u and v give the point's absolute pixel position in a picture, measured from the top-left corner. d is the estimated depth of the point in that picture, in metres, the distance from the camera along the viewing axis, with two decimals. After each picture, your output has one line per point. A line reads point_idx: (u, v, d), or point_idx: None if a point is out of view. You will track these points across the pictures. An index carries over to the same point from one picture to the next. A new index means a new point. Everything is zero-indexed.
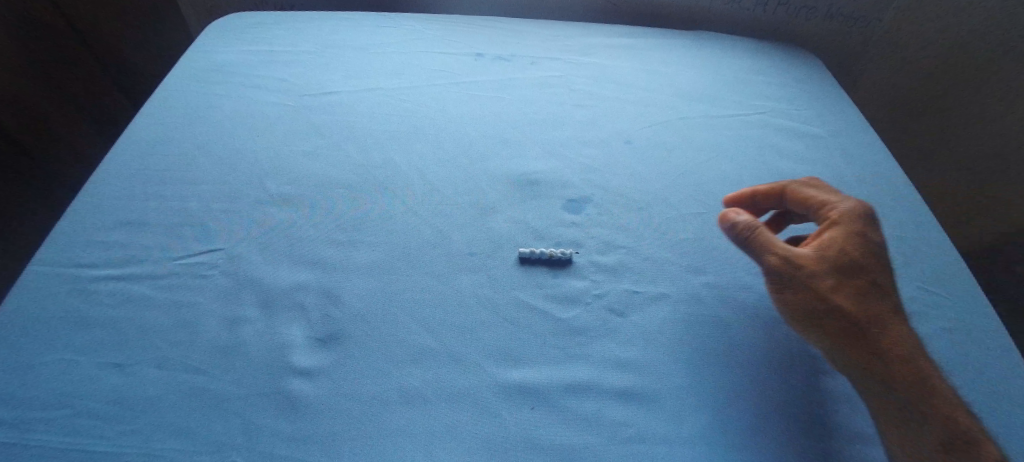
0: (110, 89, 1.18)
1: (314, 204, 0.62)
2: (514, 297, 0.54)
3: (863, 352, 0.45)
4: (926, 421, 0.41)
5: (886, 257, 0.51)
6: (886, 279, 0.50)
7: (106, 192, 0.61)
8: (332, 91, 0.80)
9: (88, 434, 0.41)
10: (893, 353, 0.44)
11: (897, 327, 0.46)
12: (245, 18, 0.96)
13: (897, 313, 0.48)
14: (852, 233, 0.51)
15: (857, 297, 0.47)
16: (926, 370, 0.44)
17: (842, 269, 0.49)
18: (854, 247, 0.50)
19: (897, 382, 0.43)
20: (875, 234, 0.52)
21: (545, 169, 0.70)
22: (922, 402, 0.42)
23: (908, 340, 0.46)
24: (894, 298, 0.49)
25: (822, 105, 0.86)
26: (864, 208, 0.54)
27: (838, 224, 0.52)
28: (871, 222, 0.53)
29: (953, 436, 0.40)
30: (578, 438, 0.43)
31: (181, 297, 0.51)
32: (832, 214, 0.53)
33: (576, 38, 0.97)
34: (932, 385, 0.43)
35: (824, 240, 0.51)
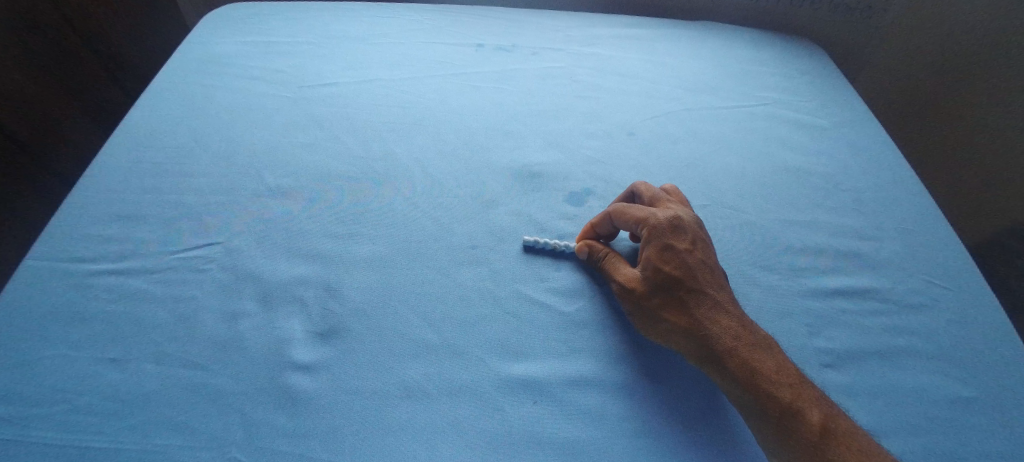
0: (106, 82, 1.16)
1: (312, 197, 0.61)
2: (516, 290, 0.53)
3: (706, 360, 0.45)
4: (775, 424, 0.41)
5: (705, 261, 0.49)
6: (716, 283, 0.48)
7: (102, 185, 0.60)
8: (330, 83, 0.79)
9: (85, 430, 0.40)
10: (735, 358, 0.43)
11: (733, 331, 0.45)
12: (241, 9, 0.94)
13: (735, 314, 0.46)
14: (660, 248, 0.49)
15: (681, 311, 0.47)
16: (764, 369, 0.43)
17: (705, 263, 0.49)
18: (666, 262, 0.48)
19: (751, 386, 0.42)
20: (682, 242, 0.50)
21: (548, 161, 0.69)
22: (769, 403, 0.41)
23: (760, 339, 0.45)
24: (727, 301, 0.47)
25: (828, 95, 0.85)
26: (670, 216, 0.51)
27: (648, 240, 0.50)
28: (681, 230, 0.50)
29: (801, 432, 0.40)
30: (585, 433, 0.42)
31: (178, 291, 0.50)
32: (639, 228, 0.52)
33: (579, 28, 0.96)
34: (776, 386, 0.42)
35: (643, 256, 0.50)
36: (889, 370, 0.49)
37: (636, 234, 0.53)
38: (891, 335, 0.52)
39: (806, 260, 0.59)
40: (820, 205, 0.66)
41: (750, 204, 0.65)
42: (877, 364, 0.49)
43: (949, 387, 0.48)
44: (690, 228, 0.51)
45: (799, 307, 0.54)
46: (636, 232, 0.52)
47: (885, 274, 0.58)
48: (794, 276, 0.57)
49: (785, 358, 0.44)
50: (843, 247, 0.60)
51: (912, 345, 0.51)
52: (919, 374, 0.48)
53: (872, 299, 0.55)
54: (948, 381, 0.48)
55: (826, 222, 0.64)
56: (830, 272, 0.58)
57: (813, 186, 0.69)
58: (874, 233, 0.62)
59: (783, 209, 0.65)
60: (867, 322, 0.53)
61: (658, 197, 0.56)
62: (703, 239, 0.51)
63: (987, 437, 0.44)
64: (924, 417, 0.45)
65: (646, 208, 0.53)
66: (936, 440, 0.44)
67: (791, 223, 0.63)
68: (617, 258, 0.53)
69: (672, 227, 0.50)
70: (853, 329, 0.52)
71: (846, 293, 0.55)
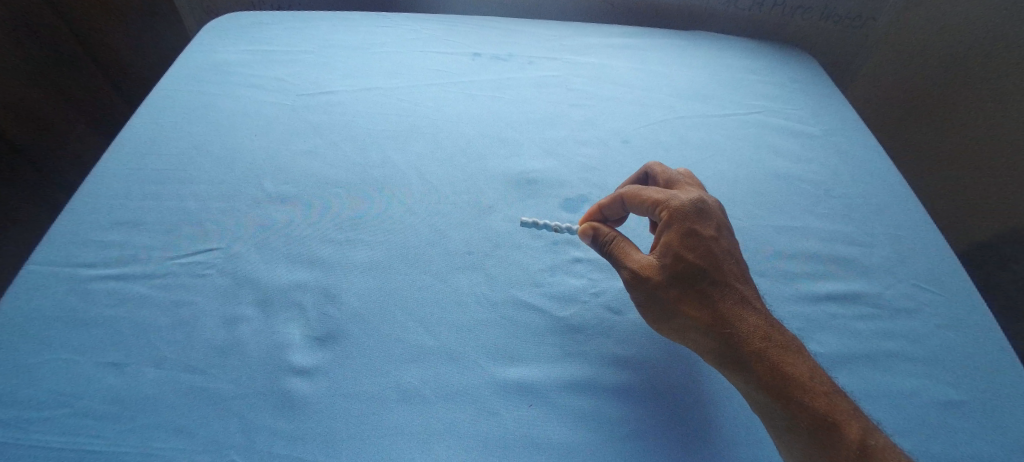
0: (108, 91, 1.17)
1: (312, 205, 0.62)
2: (511, 295, 0.54)
3: (731, 358, 0.44)
4: (806, 430, 0.40)
5: (729, 253, 0.48)
6: (738, 276, 0.48)
7: (107, 192, 0.61)
8: (329, 91, 0.80)
9: (86, 434, 0.41)
10: (764, 359, 0.43)
11: (758, 329, 0.44)
12: (242, 18, 0.96)
13: (760, 311, 0.46)
14: (683, 235, 0.48)
15: (706, 303, 0.46)
16: (795, 374, 0.42)
17: (727, 254, 0.48)
18: (690, 250, 0.47)
19: (779, 389, 0.42)
20: (708, 229, 0.49)
21: (543, 168, 0.70)
22: (800, 408, 0.41)
23: (787, 340, 0.45)
24: (751, 296, 0.47)
25: (817, 103, 0.87)
26: (693, 199, 0.50)
27: (670, 224, 0.49)
28: (704, 217, 0.49)
29: (836, 444, 0.39)
30: (577, 435, 0.43)
31: (179, 296, 0.51)
32: (658, 212, 0.50)
33: (575, 37, 0.97)
34: (811, 392, 0.41)
35: (663, 241, 0.48)
36: (874, 372, 0.50)
37: (652, 217, 0.52)
38: (878, 339, 0.53)
39: (795, 266, 0.60)
40: (809, 212, 0.67)
41: (741, 211, 0.66)
42: (863, 367, 0.50)
43: (932, 389, 0.49)
44: (714, 215, 0.50)
45: (788, 312, 0.55)
46: (653, 214, 0.51)
47: (871, 280, 0.59)
48: (783, 281, 0.58)
49: (813, 361, 0.44)
50: (831, 253, 0.61)
51: (897, 350, 0.52)
52: (903, 377, 0.49)
53: (859, 304, 0.56)
54: (932, 384, 0.49)
55: (814, 229, 0.65)
56: (818, 277, 0.59)
57: (803, 193, 0.70)
58: (861, 239, 0.64)
59: (774, 215, 0.66)
60: (854, 326, 0.54)
61: (674, 179, 0.56)
62: (724, 227, 0.50)
63: (970, 440, 0.45)
64: (908, 419, 0.46)
65: (667, 190, 0.51)
66: (920, 442, 0.45)
67: (781, 229, 0.64)
68: (628, 243, 0.50)
69: (696, 211, 0.49)
70: (840, 334, 0.53)
71: (834, 299, 0.56)
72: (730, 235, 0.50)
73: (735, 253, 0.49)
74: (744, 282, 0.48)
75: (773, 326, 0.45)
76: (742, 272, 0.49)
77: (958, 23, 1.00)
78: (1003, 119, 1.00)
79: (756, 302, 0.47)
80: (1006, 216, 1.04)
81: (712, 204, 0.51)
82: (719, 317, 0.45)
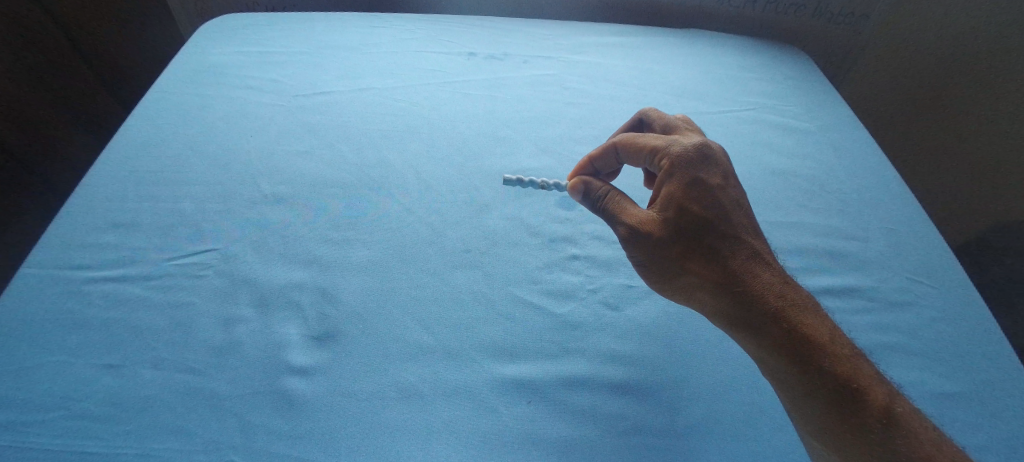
0: (104, 95, 1.17)
1: (309, 205, 0.62)
2: (509, 293, 0.54)
3: (742, 316, 0.44)
4: (826, 394, 0.40)
5: (737, 205, 0.48)
6: (744, 226, 0.48)
7: (103, 194, 0.60)
8: (325, 91, 0.80)
9: (83, 435, 0.40)
10: (779, 318, 0.43)
11: (770, 286, 0.44)
12: (236, 19, 0.95)
13: (773, 268, 0.46)
14: (687, 185, 0.47)
15: (712, 257, 0.46)
16: (812, 336, 0.42)
17: (734, 205, 0.48)
18: (695, 203, 0.47)
19: (796, 350, 0.41)
20: (712, 177, 0.48)
21: (539, 166, 0.70)
22: (813, 363, 0.41)
23: (800, 297, 0.45)
24: (759, 249, 0.47)
25: (810, 99, 0.87)
26: (696, 145, 0.50)
27: (673, 173, 0.48)
28: (710, 167, 0.49)
29: (860, 412, 0.39)
30: (576, 429, 0.43)
31: (177, 297, 0.51)
32: (659, 161, 0.50)
33: (570, 36, 0.98)
34: (828, 352, 0.41)
35: (665, 192, 0.48)
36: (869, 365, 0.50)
37: (652, 166, 0.52)
38: (873, 332, 0.53)
39: (790, 260, 0.60)
40: (804, 207, 0.67)
41: None
42: None
43: (926, 381, 0.49)
44: (718, 162, 0.50)
45: None
46: (654, 163, 0.51)
47: (866, 273, 0.59)
48: None
49: (831, 322, 0.44)
50: (826, 248, 0.62)
51: (892, 343, 0.52)
52: (899, 370, 0.50)
53: (855, 298, 0.56)
54: (928, 376, 0.49)
55: (809, 224, 0.65)
56: (814, 272, 0.59)
57: (798, 188, 0.70)
58: (855, 234, 0.64)
59: (770, 211, 0.66)
60: (850, 320, 0.54)
61: (672, 124, 0.57)
62: (731, 176, 0.50)
63: (967, 432, 0.45)
64: None
65: (667, 137, 0.51)
66: None
67: (776, 224, 0.64)
68: (624, 198, 0.51)
69: (700, 158, 0.49)
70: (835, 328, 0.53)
71: (830, 293, 0.57)
72: (737, 184, 0.50)
73: (742, 203, 0.49)
74: (752, 234, 0.48)
75: (784, 282, 0.45)
76: (751, 224, 0.48)
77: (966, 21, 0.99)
78: (999, 116, 1.00)
79: (766, 256, 0.47)
80: (1004, 206, 1.03)
81: (717, 151, 0.51)
82: (727, 272, 0.45)
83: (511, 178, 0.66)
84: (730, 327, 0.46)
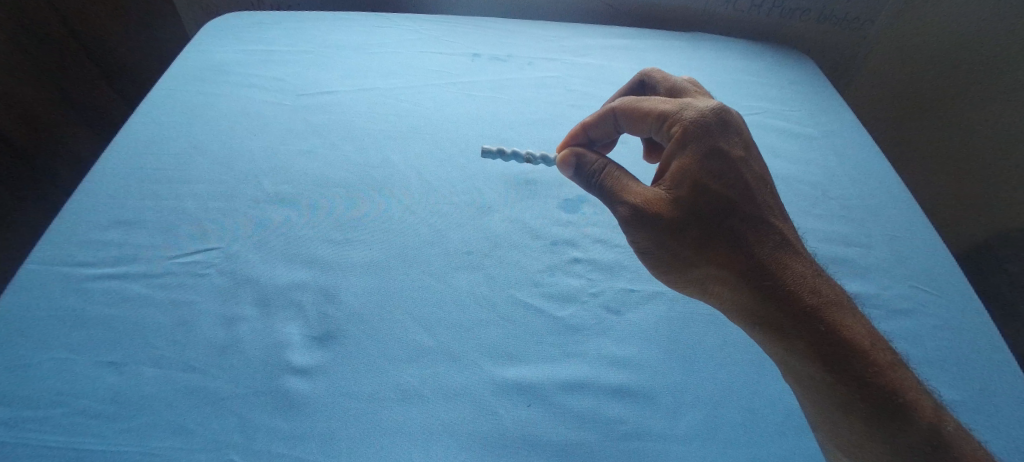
0: (108, 90, 1.16)
1: (313, 205, 0.62)
2: (511, 295, 0.54)
3: (777, 310, 0.43)
4: (868, 403, 0.39)
5: (759, 184, 0.48)
6: (763, 205, 0.47)
7: (106, 191, 0.61)
8: (329, 91, 0.80)
9: (83, 433, 0.40)
10: (813, 316, 0.42)
11: (804, 279, 0.44)
12: (241, 17, 0.96)
13: (804, 259, 0.45)
14: (705, 160, 0.46)
15: (732, 241, 0.45)
16: (853, 339, 0.41)
17: (757, 185, 0.47)
18: (715, 182, 0.46)
19: (834, 353, 0.40)
20: (730, 148, 0.47)
21: (542, 169, 0.71)
22: (850, 365, 0.40)
23: (833, 291, 0.44)
24: (787, 234, 0.47)
25: (813, 105, 0.87)
26: (711, 112, 0.48)
27: (685, 143, 0.46)
28: (731, 142, 0.47)
29: (909, 428, 0.37)
30: (577, 433, 0.43)
31: (178, 296, 0.51)
32: (670, 129, 0.48)
33: (575, 38, 0.98)
34: (867, 357, 0.40)
35: (677, 165, 0.46)
36: None
37: (660, 133, 0.50)
38: None
39: None
40: (806, 213, 0.67)
41: None
42: None
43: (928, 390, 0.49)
44: (734, 131, 0.48)
45: None
46: (663, 132, 0.49)
47: (867, 280, 0.59)
48: None
49: (867, 322, 0.43)
50: (827, 254, 0.62)
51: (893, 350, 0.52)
52: None
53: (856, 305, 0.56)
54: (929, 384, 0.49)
55: (812, 230, 0.65)
56: None
57: (801, 194, 0.70)
58: (858, 240, 0.64)
59: None
60: None
61: (679, 85, 0.57)
62: (750, 151, 0.49)
63: None
64: None
65: (678, 102, 0.49)
66: None
67: None
68: (623, 174, 0.48)
69: (716, 126, 0.47)
70: None
71: None
72: (757, 162, 0.49)
73: (763, 181, 0.48)
74: (777, 218, 0.47)
75: (814, 272, 0.45)
76: (774, 205, 0.48)
77: (971, 34, 0.99)
78: (999, 123, 0.99)
79: (794, 243, 0.46)
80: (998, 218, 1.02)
81: (733, 119, 0.49)
82: (747, 256, 0.45)
83: (490, 148, 0.68)
84: (759, 319, 0.44)
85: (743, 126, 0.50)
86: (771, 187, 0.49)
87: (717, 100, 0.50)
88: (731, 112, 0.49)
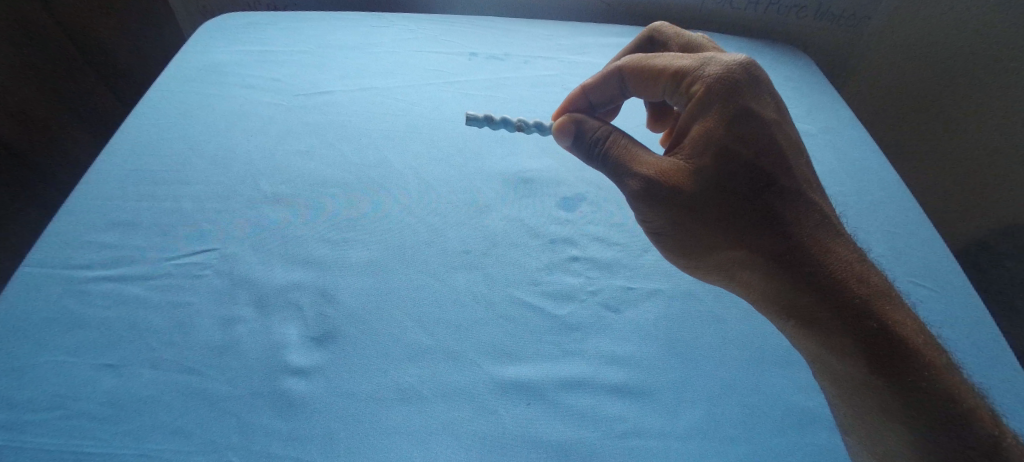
0: (103, 91, 1.16)
1: (310, 205, 0.62)
2: (509, 294, 0.54)
3: (807, 282, 0.43)
4: (898, 379, 0.39)
5: (791, 153, 0.46)
6: (798, 177, 0.46)
7: (103, 192, 0.60)
8: (326, 91, 0.80)
9: (79, 436, 0.40)
10: (844, 288, 0.42)
11: (836, 253, 0.43)
12: (238, 18, 0.95)
13: (837, 233, 0.45)
14: (732, 124, 0.44)
15: (762, 216, 0.44)
16: (884, 311, 0.41)
17: (789, 153, 0.46)
18: (743, 148, 0.44)
19: (865, 325, 0.40)
20: (759, 110, 0.45)
21: (540, 167, 0.71)
22: (879, 337, 0.40)
23: (864, 264, 0.44)
24: (821, 208, 0.46)
25: (811, 101, 0.87)
26: (736, 69, 0.46)
27: (708, 104, 0.45)
28: (760, 103, 0.46)
29: (937, 405, 0.38)
30: (576, 432, 0.43)
31: (174, 297, 0.51)
32: (690, 88, 0.47)
33: (572, 37, 0.98)
34: (898, 329, 0.40)
35: (699, 128, 0.45)
36: None
37: (679, 92, 0.48)
38: None
39: None
40: None
41: None
42: None
43: None
44: (763, 90, 0.47)
45: None
46: (683, 91, 0.48)
47: None
48: None
49: (896, 294, 0.43)
50: None
51: None
52: None
53: None
54: None
55: None
56: None
57: None
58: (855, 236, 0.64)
59: None
60: None
61: (693, 42, 0.57)
62: (780, 116, 0.47)
63: None
64: None
65: (699, 58, 0.47)
66: None
67: None
68: (634, 144, 0.47)
69: (742, 84, 0.45)
70: None
71: None
72: (787, 126, 0.48)
73: (795, 149, 0.47)
74: (811, 190, 0.46)
75: (846, 246, 0.45)
76: (808, 177, 0.47)
77: (967, 32, 0.99)
78: (1001, 116, 0.99)
79: (828, 216, 0.46)
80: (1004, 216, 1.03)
81: (759, 76, 0.47)
82: (778, 233, 0.44)
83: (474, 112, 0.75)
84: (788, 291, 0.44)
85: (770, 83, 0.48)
86: (804, 158, 0.48)
87: (742, 56, 0.48)
88: (756, 68, 0.48)
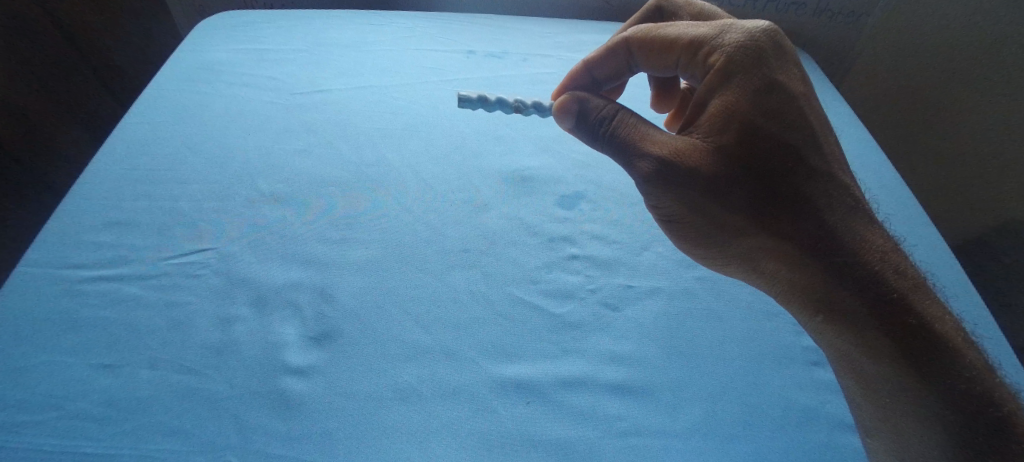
0: (98, 89, 1.14)
1: (307, 205, 0.62)
2: (508, 293, 0.54)
3: (833, 268, 0.41)
4: (921, 368, 0.38)
5: (819, 130, 0.44)
6: (829, 157, 0.44)
7: (98, 192, 0.60)
8: (323, 89, 0.79)
9: (76, 436, 0.40)
10: (870, 273, 0.41)
11: (866, 237, 0.42)
12: (238, 15, 0.95)
13: (867, 215, 0.43)
14: (754, 98, 0.42)
15: (789, 200, 0.42)
16: (912, 297, 0.40)
17: (817, 129, 0.44)
18: (767, 124, 0.42)
19: (892, 312, 0.39)
20: (784, 83, 0.43)
21: (539, 165, 0.70)
22: (906, 324, 0.39)
23: (891, 247, 0.42)
24: (852, 191, 0.44)
25: None
26: (758, 38, 0.44)
27: (728, 75, 0.43)
28: (784, 75, 0.44)
29: (960, 394, 0.37)
30: (575, 431, 0.43)
31: (173, 297, 0.50)
32: (708, 58, 0.45)
33: (570, 35, 0.98)
34: (926, 315, 0.39)
35: (718, 102, 0.43)
36: None
37: (695, 61, 0.47)
38: None
39: None
40: None
41: None
42: None
43: None
44: (787, 61, 0.45)
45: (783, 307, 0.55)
46: (699, 62, 0.46)
47: None
48: None
49: (923, 277, 0.42)
50: None
51: None
52: None
53: None
54: None
55: None
56: None
57: None
58: None
59: None
60: None
61: (706, 11, 0.56)
62: (806, 89, 0.45)
63: None
64: None
65: (718, 25, 0.46)
66: None
67: None
68: (642, 124, 0.45)
69: (764, 53, 0.44)
70: None
71: None
72: (813, 98, 0.46)
73: (822, 126, 0.45)
74: (842, 170, 0.44)
75: (876, 229, 0.43)
76: (837, 156, 0.45)
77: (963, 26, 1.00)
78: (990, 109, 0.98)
79: (858, 199, 0.44)
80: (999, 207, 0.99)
81: (783, 44, 0.45)
82: (808, 215, 0.42)
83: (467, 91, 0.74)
84: (815, 275, 0.42)
85: (793, 52, 0.46)
86: (833, 137, 0.46)
87: (764, 22, 0.46)
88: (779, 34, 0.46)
